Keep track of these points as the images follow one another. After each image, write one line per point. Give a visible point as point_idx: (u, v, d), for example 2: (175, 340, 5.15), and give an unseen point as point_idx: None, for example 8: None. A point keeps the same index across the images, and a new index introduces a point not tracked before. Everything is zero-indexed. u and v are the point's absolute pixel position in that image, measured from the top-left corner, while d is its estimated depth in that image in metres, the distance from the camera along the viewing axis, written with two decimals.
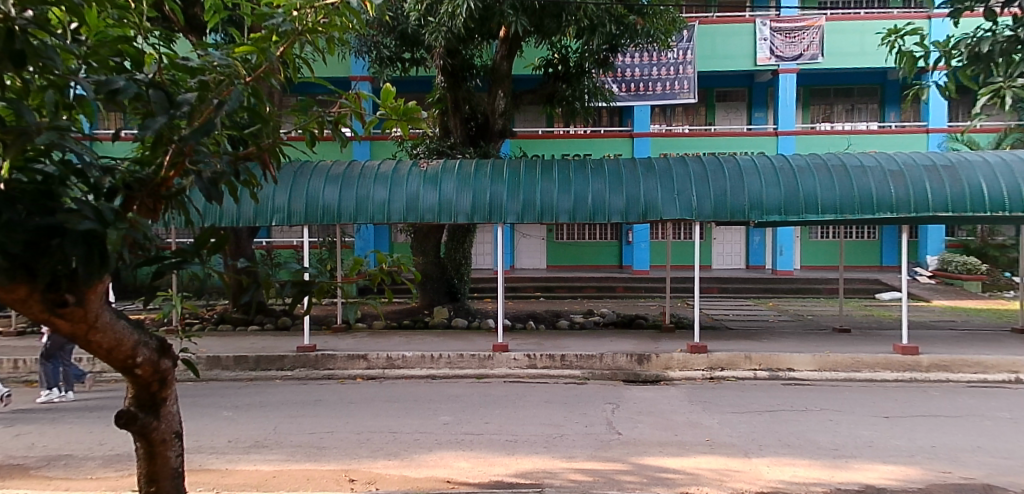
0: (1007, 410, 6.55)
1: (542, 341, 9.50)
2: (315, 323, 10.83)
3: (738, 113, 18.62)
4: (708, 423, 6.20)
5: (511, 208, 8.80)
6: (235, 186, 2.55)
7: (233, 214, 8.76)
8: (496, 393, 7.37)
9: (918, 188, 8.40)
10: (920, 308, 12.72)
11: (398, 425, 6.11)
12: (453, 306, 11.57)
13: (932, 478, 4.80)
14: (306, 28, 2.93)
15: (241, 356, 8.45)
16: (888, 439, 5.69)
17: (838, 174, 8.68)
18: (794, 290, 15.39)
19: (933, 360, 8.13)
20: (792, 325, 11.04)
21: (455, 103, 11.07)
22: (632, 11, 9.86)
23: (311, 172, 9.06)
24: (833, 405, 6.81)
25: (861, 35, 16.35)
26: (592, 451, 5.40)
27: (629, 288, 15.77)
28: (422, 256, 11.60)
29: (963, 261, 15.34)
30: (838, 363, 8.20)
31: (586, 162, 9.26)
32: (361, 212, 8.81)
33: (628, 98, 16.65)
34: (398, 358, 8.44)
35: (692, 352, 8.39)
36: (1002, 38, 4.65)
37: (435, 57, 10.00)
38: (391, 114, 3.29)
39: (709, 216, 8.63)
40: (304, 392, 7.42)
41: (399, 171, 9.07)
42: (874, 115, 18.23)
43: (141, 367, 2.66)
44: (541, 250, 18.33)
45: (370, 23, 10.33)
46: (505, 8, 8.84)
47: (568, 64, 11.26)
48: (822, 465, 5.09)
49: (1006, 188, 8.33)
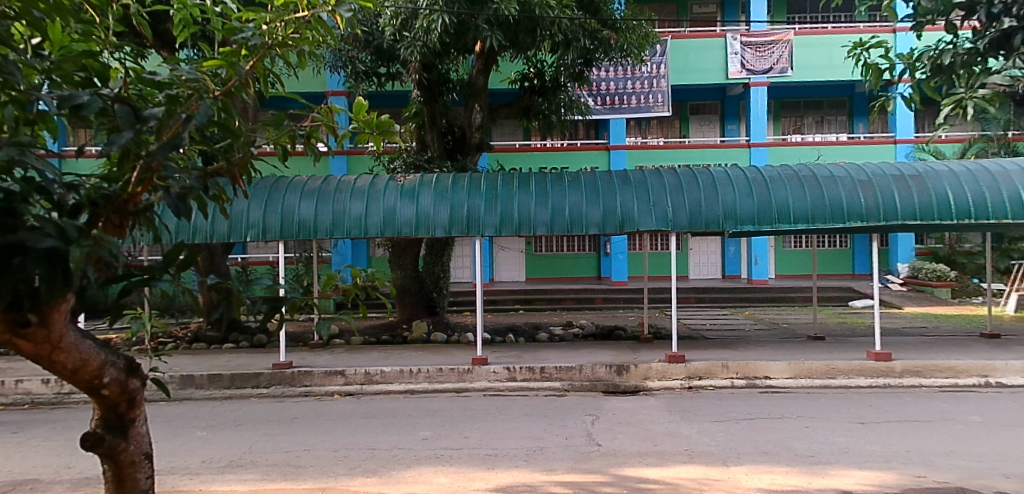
0: (978, 414, 6.67)
1: (522, 353, 9.49)
2: (291, 340, 10.69)
3: (711, 126, 18.89)
4: (687, 433, 6.23)
5: (489, 221, 8.79)
6: (204, 201, 2.52)
7: (206, 230, 8.66)
8: (476, 407, 7.33)
9: (887, 197, 8.57)
10: (892, 315, 12.95)
11: (376, 441, 6.05)
12: (432, 320, 11.48)
13: (907, 483, 4.87)
14: (277, 41, 2.90)
15: (215, 374, 8.32)
16: (863, 445, 5.75)
17: (810, 184, 8.82)
18: (769, 299, 15.57)
19: (907, 366, 8.26)
20: (768, 334, 11.12)
21: (432, 117, 11.06)
22: (606, 26, 10.03)
23: (286, 187, 8.99)
24: (809, 412, 6.88)
25: (829, 48, 16.73)
26: (572, 463, 5.38)
27: (608, 300, 15.87)
28: (400, 270, 11.56)
29: (932, 269, 15.64)
30: (813, 370, 8.31)
31: (563, 174, 9.30)
32: (338, 226, 8.75)
33: (604, 111, 16.71)
34: (376, 374, 8.36)
35: (670, 362, 8.45)
36: (962, 51, 4.86)
37: (412, 71, 10.06)
38: (364, 128, 3.29)
39: (686, 227, 8.72)
40: (280, 410, 7.32)
41: (375, 185, 9.04)
42: (844, 127, 18.59)
43: (107, 388, 2.60)
44: (520, 263, 18.32)
45: (345, 38, 10.32)
46: (480, 23, 8.87)
47: (544, 78, 11.34)
48: (799, 472, 5.14)
49: (972, 196, 8.52)
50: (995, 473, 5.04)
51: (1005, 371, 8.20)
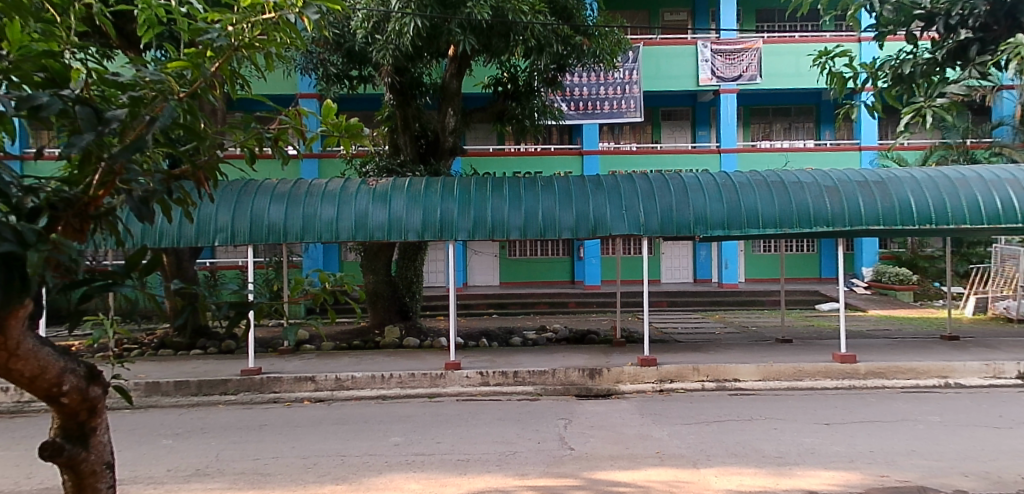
0: (938, 414, 6.84)
1: (495, 358, 9.47)
2: (260, 346, 10.54)
3: (682, 132, 19.12)
4: (658, 435, 6.28)
5: (462, 225, 8.78)
6: (168, 204, 2.48)
7: (173, 234, 8.53)
8: (448, 412, 7.31)
9: (851, 203, 8.76)
10: (857, 318, 13.22)
11: (346, 448, 6.00)
12: (405, 325, 11.42)
13: (871, 483, 4.97)
14: (243, 43, 2.89)
15: (182, 381, 8.17)
16: (828, 446, 5.85)
17: (777, 190, 8.97)
18: (739, 303, 15.78)
19: (870, 368, 8.43)
20: (737, 337, 11.26)
21: (405, 121, 11.02)
22: (578, 32, 10.13)
23: (256, 191, 8.88)
24: (777, 414, 6.99)
25: (795, 57, 17.08)
26: (545, 467, 5.39)
27: (581, 304, 15.97)
28: (372, 275, 11.46)
29: (895, 272, 15.99)
30: (780, 372, 8.44)
31: (536, 179, 9.34)
32: (308, 230, 8.66)
33: (578, 116, 16.78)
34: (347, 379, 8.29)
35: (642, 365, 8.52)
36: (923, 61, 5.23)
37: (384, 74, 10.05)
38: (333, 131, 3.28)
39: (657, 231, 8.79)
40: (249, 417, 7.21)
41: (347, 189, 8.98)
42: (811, 134, 18.95)
43: (67, 395, 2.54)
44: (494, 267, 18.34)
45: (316, 41, 10.25)
46: (453, 27, 8.87)
47: (518, 83, 11.39)
48: (766, 473, 5.21)
49: (932, 202, 8.73)
50: (955, 471, 5.17)
51: (964, 371, 8.41)
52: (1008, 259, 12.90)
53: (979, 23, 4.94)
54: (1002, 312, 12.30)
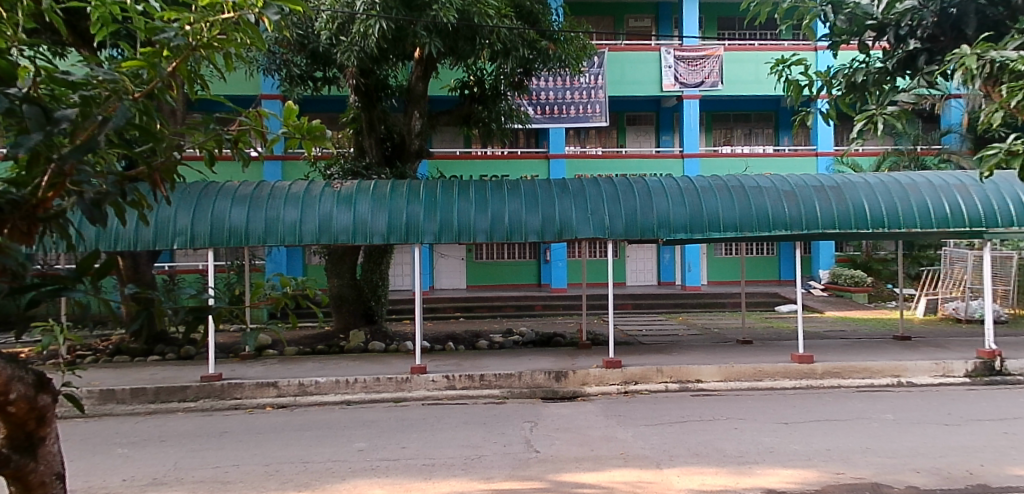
0: (891, 412, 7.03)
1: (461, 361, 9.45)
2: (221, 351, 10.35)
3: (647, 136, 19.35)
4: (622, 437, 6.34)
5: (428, 228, 8.75)
6: (122, 206, 2.42)
7: (129, 237, 8.36)
8: (414, 417, 7.27)
9: (809, 207, 8.98)
10: (814, 319, 13.53)
11: (309, 454, 5.93)
12: (370, 329, 11.32)
13: (827, 480, 5.09)
14: (201, 42, 2.85)
15: (139, 388, 7.98)
16: (787, 444, 5.98)
17: (737, 194, 9.15)
18: (701, 305, 16.02)
19: (827, 368, 8.63)
20: (700, 339, 11.43)
21: (370, 123, 10.94)
22: (544, 36, 10.21)
23: (217, 193, 8.74)
24: (738, 414, 7.11)
25: (755, 64, 17.44)
26: (511, 470, 5.41)
27: (547, 307, 16.01)
28: (337, 278, 11.36)
29: (851, 275, 16.32)
30: (741, 373, 8.58)
31: (502, 183, 9.36)
32: (271, 233, 8.54)
33: (544, 120, 16.91)
34: (310, 385, 8.19)
35: (607, 367, 8.58)
36: (874, 70, 5.41)
37: (349, 76, 9.96)
38: (295, 133, 3.26)
39: (622, 235, 8.89)
40: (208, 424, 7.08)
41: (311, 191, 8.89)
42: (770, 140, 19.37)
43: (14, 404, 2.47)
44: (460, 270, 18.29)
45: (280, 41, 10.10)
46: (419, 29, 8.86)
47: (484, 86, 11.40)
48: (727, 472, 5.30)
49: (885, 206, 9.00)
50: (907, 468, 5.32)
51: (915, 371, 8.65)
52: (957, 261, 13.34)
53: (927, 33, 5.17)
54: (950, 313, 12.72)
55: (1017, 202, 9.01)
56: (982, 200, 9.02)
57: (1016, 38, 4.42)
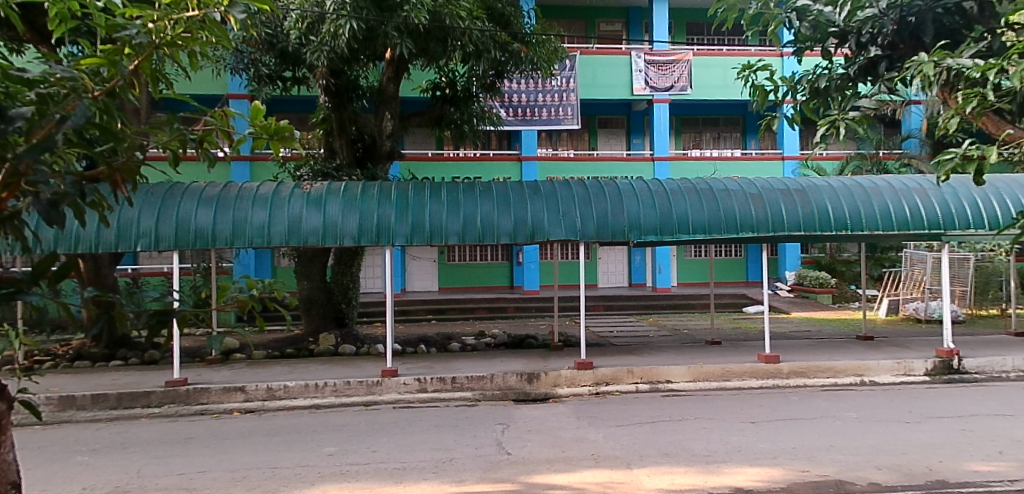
0: (854, 410, 7.19)
1: (433, 364, 9.41)
2: (186, 355, 10.17)
3: (618, 140, 19.50)
4: (593, 438, 6.37)
5: (399, 230, 8.71)
6: (81, 208, 2.36)
7: (90, 239, 8.17)
8: (385, 420, 7.23)
9: (775, 209, 9.14)
10: (780, 320, 13.77)
11: (277, 460, 5.86)
12: (340, 332, 11.22)
13: (792, 478, 5.18)
14: (165, 40, 2.81)
15: (100, 394, 7.80)
16: (754, 443, 6.07)
17: (706, 197, 9.27)
18: (671, 306, 16.18)
19: (793, 368, 8.78)
20: (670, 340, 11.54)
21: (341, 124, 10.83)
22: (516, 39, 10.25)
23: (182, 194, 8.58)
24: (706, 413, 7.20)
25: (723, 69, 17.70)
26: (482, 473, 5.40)
27: (519, 309, 16.02)
28: (307, 281, 11.23)
29: (816, 276, 16.63)
30: (710, 373, 8.69)
31: (474, 185, 9.35)
32: (238, 235, 8.42)
33: (516, 122, 16.88)
34: (279, 389, 8.09)
35: (578, 369, 8.62)
36: (836, 76, 5.54)
37: (319, 76, 9.86)
38: (261, 133, 3.22)
39: (593, 237, 8.94)
40: (173, 430, 6.95)
41: (280, 193, 8.79)
42: (737, 143, 19.67)
43: None
44: (432, 273, 18.22)
45: (247, 40, 9.94)
46: (390, 30, 8.80)
47: (455, 87, 11.39)
48: (696, 471, 5.37)
49: (848, 209, 9.19)
50: (869, 465, 5.44)
51: (878, 370, 8.84)
52: (917, 263, 13.68)
53: (887, 41, 5.33)
54: (911, 313, 13.02)
55: (973, 205, 9.28)
56: (941, 203, 9.28)
57: (973, 46, 4.57)
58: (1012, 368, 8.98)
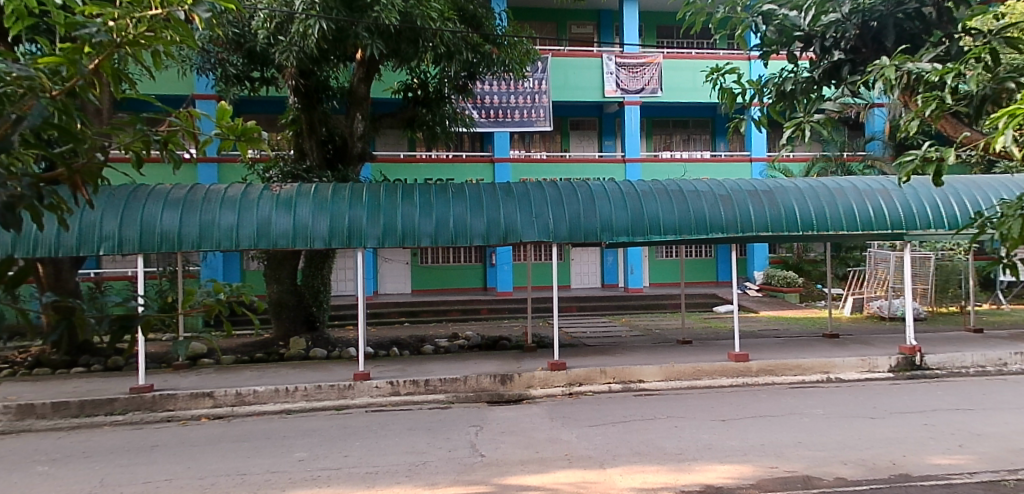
0: (821, 407, 7.32)
1: (405, 367, 9.36)
2: (151, 361, 9.98)
3: (590, 141, 19.62)
4: (567, 438, 6.39)
5: (371, 232, 8.65)
6: (39, 210, 2.29)
7: (51, 243, 7.97)
8: (357, 424, 7.16)
9: (744, 210, 9.27)
10: (750, 319, 13.96)
11: (247, 466, 5.77)
12: (311, 336, 11.11)
13: (761, 474, 5.26)
14: (127, 39, 2.75)
15: (61, 402, 7.61)
16: (724, 441, 6.15)
17: (677, 198, 9.36)
18: (643, 306, 16.31)
19: (762, 366, 8.91)
20: (642, 340, 11.63)
21: (311, 125, 10.73)
22: (488, 40, 10.27)
23: (146, 197, 8.42)
24: (678, 412, 7.27)
25: (693, 72, 17.91)
26: (455, 475, 5.38)
27: (493, 310, 16.03)
28: (277, 284, 11.09)
29: (783, 276, 16.92)
30: (681, 372, 8.77)
31: (446, 186, 9.32)
32: (205, 238, 8.28)
33: (488, 124, 16.87)
34: (248, 394, 7.97)
35: (552, 370, 8.64)
36: (802, 79, 5.60)
37: (288, 77, 9.75)
38: (227, 134, 3.16)
39: (566, 238, 8.97)
40: (138, 438, 6.81)
41: (248, 195, 8.67)
42: (707, 145, 19.92)
43: None
44: (405, 275, 18.13)
45: (214, 40, 9.79)
46: (360, 30, 8.73)
47: (428, 89, 11.35)
48: (668, 469, 5.41)
49: (815, 210, 9.35)
50: (835, 460, 5.54)
51: (843, 367, 9.01)
52: (880, 262, 13.98)
53: (849, 45, 5.45)
54: (875, 312, 13.30)
55: (933, 206, 9.52)
56: (902, 203, 9.49)
57: (932, 51, 4.69)
58: (972, 364, 9.21)
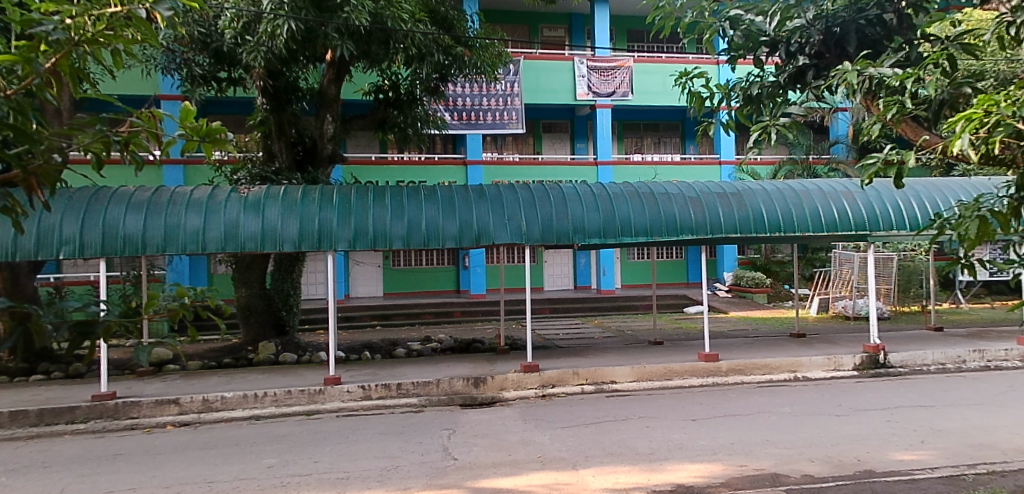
0: (788, 405, 7.43)
1: (377, 371, 9.27)
2: (115, 368, 9.76)
3: (562, 144, 19.70)
4: (539, 440, 6.40)
5: (342, 235, 8.56)
6: None
7: (8, 247, 7.77)
8: (327, 429, 7.08)
9: (713, 212, 9.38)
10: (719, 319, 14.13)
11: (214, 474, 5.67)
12: (281, 340, 10.96)
13: (731, 473, 5.31)
14: (85, 38, 2.69)
15: (19, 411, 7.40)
16: (695, 440, 6.20)
17: (648, 200, 9.44)
18: (615, 308, 16.41)
19: (731, 365, 9.02)
20: (614, 341, 11.69)
21: (280, 127, 10.60)
22: (459, 42, 10.28)
23: (108, 199, 8.23)
24: (649, 413, 7.32)
25: (663, 76, 18.10)
26: (427, 479, 5.35)
27: (466, 313, 15.99)
28: (245, 288, 10.91)
29: (752, 277, 17.17)
30: (653, 373, 8.83)
31: (418, 188, 9.28)
32: (171, 242, 8.13)
33: (460, 126, 16.84)
34: (215, 400, 7.84)
35: (525, 372, 8.64)
36: (767, 84, 5.67)
37: (256, 78, 9.62)
38: (192, 135, 3.09)
39: (538, 240, 8.98)
40: (101, 447, 6.65)
41: (215, 197, 8.53)
42: (677, 148, 20.15)
43: None
44: (377, 278, 18.00)
45: (179, 39, 9.60)
46: (330, 31, 8.64)
47: (399, 90, 11.30)
48: (640, 470, 5.44)
49: (782, 212, 9.50)
50: (803, 458, 5.62)
51: (810, 365, 9.16)
52: (845, 263, 14.25)
53: (814, 51, 5.52)
54: (840, 311, 13.54)
55: (895, 208, 9.72)
56: (866, 205, 9.68)
57: (893, 57, 4.78)
58: (933, 361, 9.43)
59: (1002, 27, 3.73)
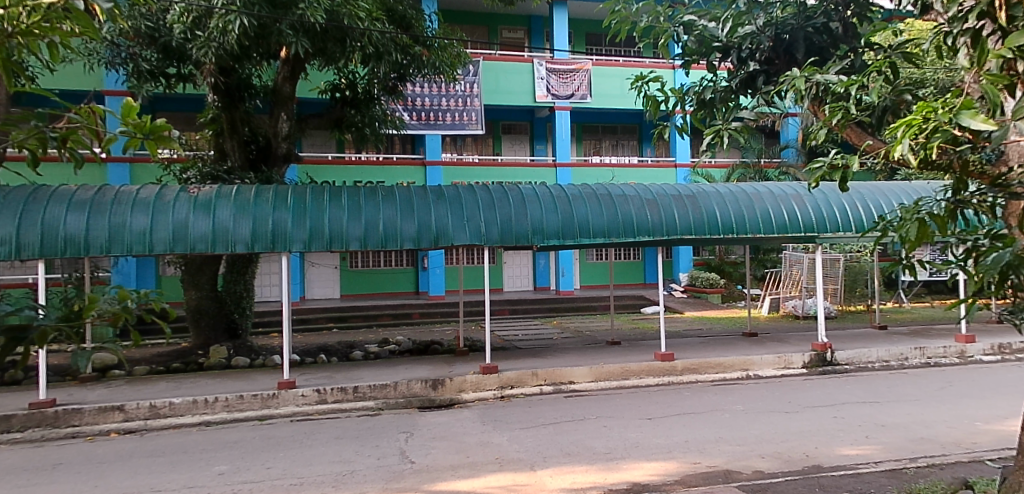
0: (741, 403, 7.57)
1: (333, 374, 9.12)
2: (54, 374, 9.39)
3: (522, 145, 19.75)
4: (498, 442, 6.39)
5: (297, 236, 8.41)
6: None
7: None
8: (281, 434, 6.94)
9: (669, 213, 9.51)
10: (674, 320, 14.35)
11: (162, 482, 5.50)
12: (233, 343, 10.71)
13: (685, 470, 5.39)
14: (19, 29, 2.58)
15: None
16: (651, 439, 6.27)
17: (605, 202, 9.52)
18: (574, 308, 16.50)
19: (686, 365, 9.16)
20: (572, 341, 11.75)
21: (232, 124, 10.35)
22: (417, 42, 10.23)
23: (48, 198, 7.92)
24: (606, 412, 7.37)
25: (621, 79, 18.30)
26: (384, 483, 5.29)
27: (424, 314, 15.90)
28: (195, 290, 10.61)
29: (706, 278, 17.49)
30: (610, 372, 8.89)
31: (375, 189, 9.18)
32: (116, 242, 7.87)
33: (419, 126, 16.70)
34: (163, 406, 7.61)
35: (483, 373, 8.61)
36: (720, 88, 5.78)
37: (206, 74, 9.39)
38: (135, 132, 2.98)
39: (497, 241, 8.97)
40: (41, 456, 6.39)
41: (163, 196, 8.28)
42: (634, 151, 20.39)
43: None
44: (334, 280, 17.74)
45: (125, 33, 9.30)
46: (284, 28, 8.46)
47: (356, 90, 11.13)
48: (596, 469, 5.48)
49: (735, 214, 9.69)
50: (754, 454, 5.74)
51: (762, 364, 9.34)
52: (795, 264, 14.63)
53: (764, 56, 5.65)
54: (790, 311, 13.87)
55: (842, 211, 10.00)
56: (814, 208, 9.94)
57: (839, 65, 4.91)
58: (878, 359, 9.73)
59: (939, 38, 3.86)
